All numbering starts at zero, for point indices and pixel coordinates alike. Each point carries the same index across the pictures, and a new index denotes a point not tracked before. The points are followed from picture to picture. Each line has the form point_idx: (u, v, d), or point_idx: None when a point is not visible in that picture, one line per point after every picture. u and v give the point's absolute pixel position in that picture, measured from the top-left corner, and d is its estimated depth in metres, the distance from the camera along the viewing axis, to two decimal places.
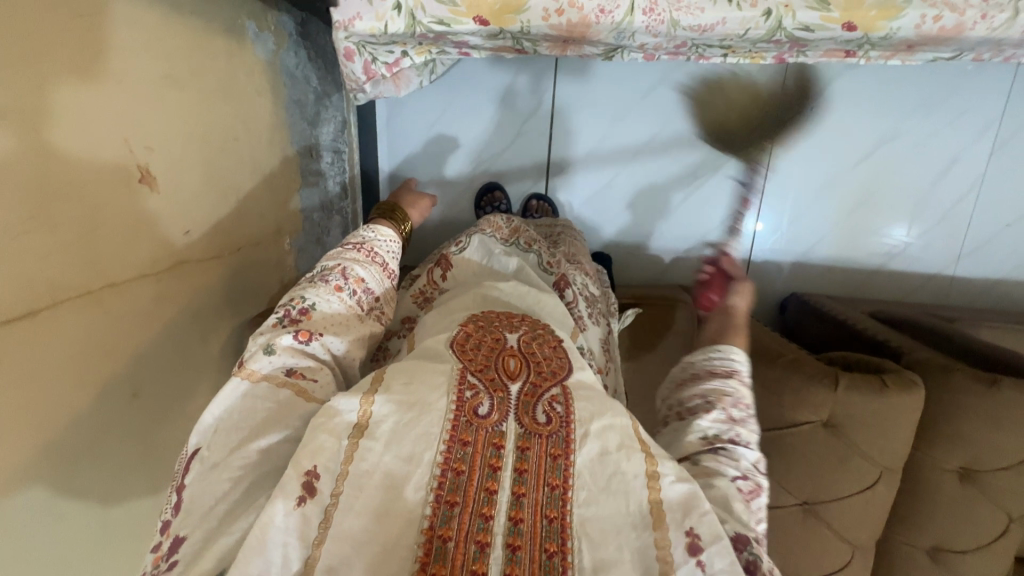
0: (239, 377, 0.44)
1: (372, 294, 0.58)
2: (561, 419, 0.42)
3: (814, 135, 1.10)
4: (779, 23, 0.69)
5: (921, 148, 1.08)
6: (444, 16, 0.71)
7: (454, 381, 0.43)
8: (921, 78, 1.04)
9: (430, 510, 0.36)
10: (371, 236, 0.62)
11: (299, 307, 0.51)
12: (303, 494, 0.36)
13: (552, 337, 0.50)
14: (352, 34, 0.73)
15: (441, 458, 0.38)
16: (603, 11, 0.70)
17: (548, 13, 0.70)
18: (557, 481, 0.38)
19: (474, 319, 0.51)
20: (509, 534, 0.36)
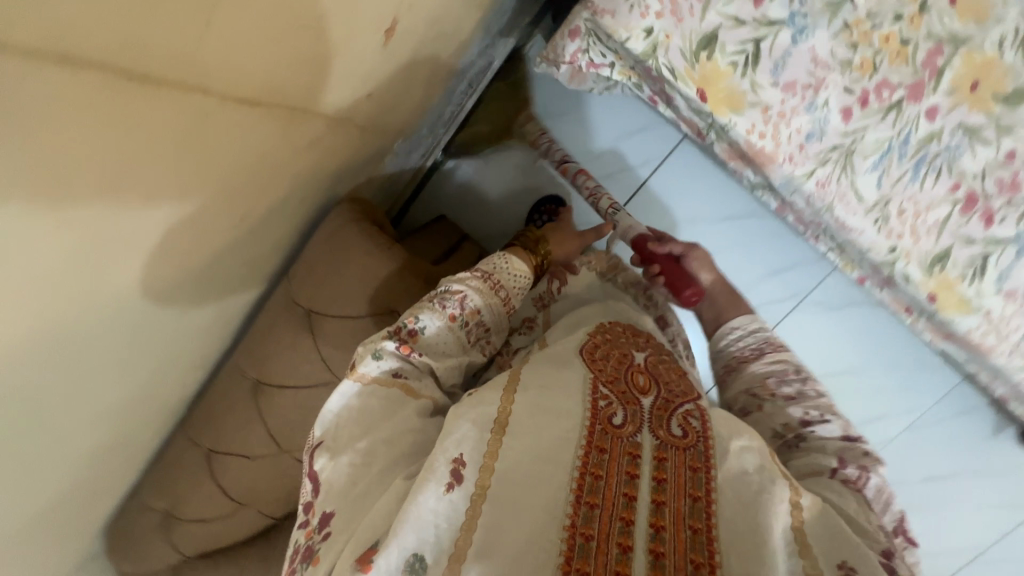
0: (350, 380, 0.66)
1: (482, 325, 0.76)
2: (696, 435, 0.66)
3: (810, 332, 1.35)
4: (893, 261, 0.82)
5: (867, 392, 1.39)
6: (678, 69, 0.73)
7: (589, 391, 0.69)
8: (896, 345, 1.33)
9: (573, 510, 0.57)
10: (501, 267, 0.79)
11: (410, 327, 0.69)
12: (450, 480, 0.58)
13: (672, 367, 0.80)
14: (594, 20, 0.74)
15: (581, 462, 0.60)
16: (789, 158, 0.77)
17: (752, 128, 0.76)
18: (700, 494, 0.60)
19: (602, 332, 0.82)
20: (651, 541, 0.56)
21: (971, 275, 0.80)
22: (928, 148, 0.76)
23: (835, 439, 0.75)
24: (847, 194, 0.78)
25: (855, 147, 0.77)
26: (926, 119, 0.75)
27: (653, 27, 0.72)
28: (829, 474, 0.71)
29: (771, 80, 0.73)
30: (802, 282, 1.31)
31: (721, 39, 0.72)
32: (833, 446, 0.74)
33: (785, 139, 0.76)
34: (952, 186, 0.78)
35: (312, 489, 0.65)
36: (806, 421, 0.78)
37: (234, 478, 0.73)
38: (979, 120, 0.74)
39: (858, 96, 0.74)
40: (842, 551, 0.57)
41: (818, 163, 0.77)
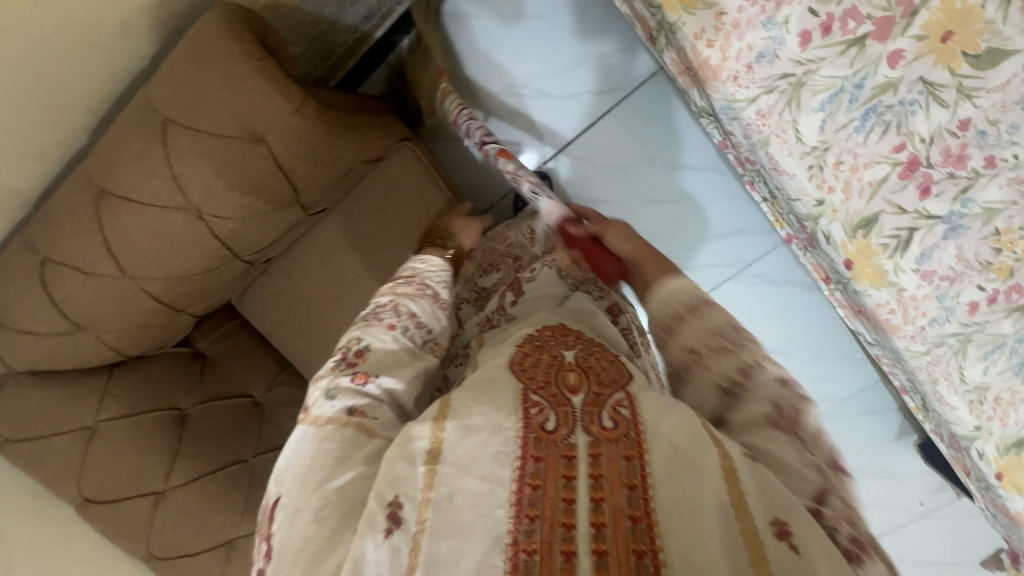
0: (304, 425, 0.53)
1: (423, 328, 0.66)
2: (628, 423, 0.49)
3: (745, 305, 1.33)
4: (819, 217, 0.77)
5: (786, 376, 1.38)
6: None
7: (518, 400, 0.50)
8: (821, 331, 1.33)
9: (512, 526, 0.43)
10: (423, 268, 0.72)
11: (355, 349, 0.59)
12: (389, 526, 0.45)
13: (604, 353, 0.57)
14: None
15: (515, 475, 0.46)
16: (735, 78, 0.70)
17: (701, 35, 0.69)
18: (637, 483, 0.45)
19: (530, 339, 0.58)
20: (593, 540, 0.42)
21: (893, 247, 0.77)
22: (882, 98, 0.71)
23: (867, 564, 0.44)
24: (787, 131, 0.72)
25: (805, 79, 0.70)
26: (887, 64, 0.69)
27: None
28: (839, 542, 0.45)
29: None
30: (746, 251, 1.28)
31: None
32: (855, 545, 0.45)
33: (733, 55, 0.69)
34: (897, 146, 0.73)
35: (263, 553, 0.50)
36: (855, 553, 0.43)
37: (66, 291, 0.76)
38: (940, 77, 0.69)
39: (822, 22, 0.68)
40: (778, 504, 0.43)
41: (762, 90, 0.71)
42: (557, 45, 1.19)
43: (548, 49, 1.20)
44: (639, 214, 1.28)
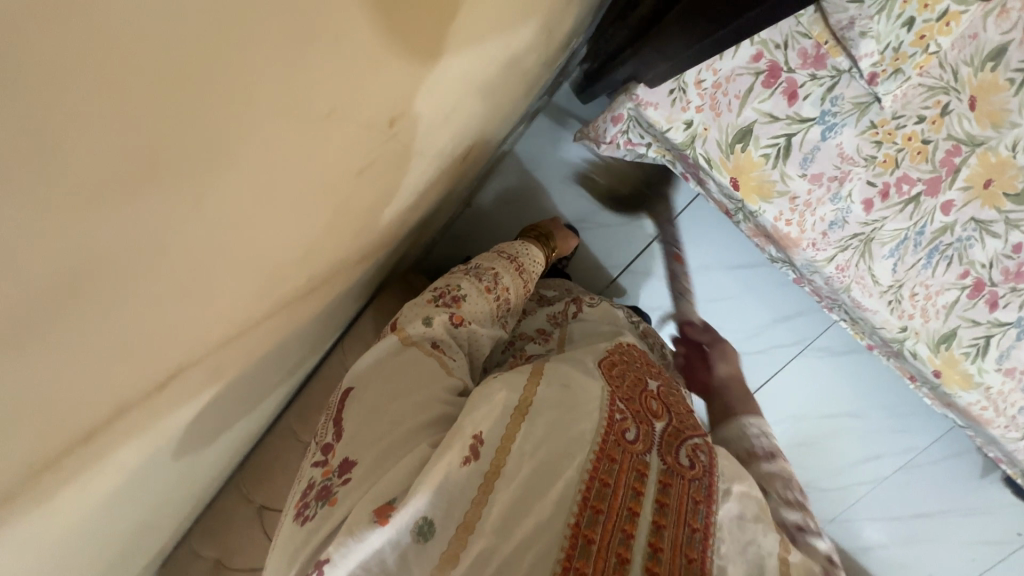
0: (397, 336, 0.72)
1: (505, 300, 0.88)
2: (702, 469, 0.65)
3: (814, 375, 1.42)
4: (904, 338, 0.87)
5: (866, 434, 1.46)
6: (714, 158, 0.78)
7: (607, 401, 0.67)
8: (896, 393, 1.40)
9: (578, 513, 0.56)
10: (524, 253, 0.98)
11: (455, 295, 0.80)
12: (469, 453, 0.55)
13: (680, 402, 0.79)
14: (636, 109, 0.78)
15: (591, 466, 0.59)
16: (813, 244, 0.82)
17: (780, 217, 0.80)
18: (699, 526, 0.58)
19: (617, 355, 0.80)
20: (648, 560, 0.55)
21: (974, 354, 0.86)
22: (942, 238, 0.82)
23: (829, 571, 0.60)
24: (864, 277, 0.83)
25: (870, 235, 0.82)
26: (940, 213, 0.80)
27: (691, 119, 0.77)
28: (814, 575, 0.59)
29: (800, 173, 0.78)
30: (808, 328, 1.37)
31: (756, 133, 0.76)
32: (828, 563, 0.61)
33: (807, 227, 0.81)
34: (961, 273, 0.83)
35: (334, 434, 0.65)
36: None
37: None
38: (987, 215, 0.80)
39: (879, 189, 0.79)
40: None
41: (838, 251, 0.82)
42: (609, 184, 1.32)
43: (603, 186, 1.32)
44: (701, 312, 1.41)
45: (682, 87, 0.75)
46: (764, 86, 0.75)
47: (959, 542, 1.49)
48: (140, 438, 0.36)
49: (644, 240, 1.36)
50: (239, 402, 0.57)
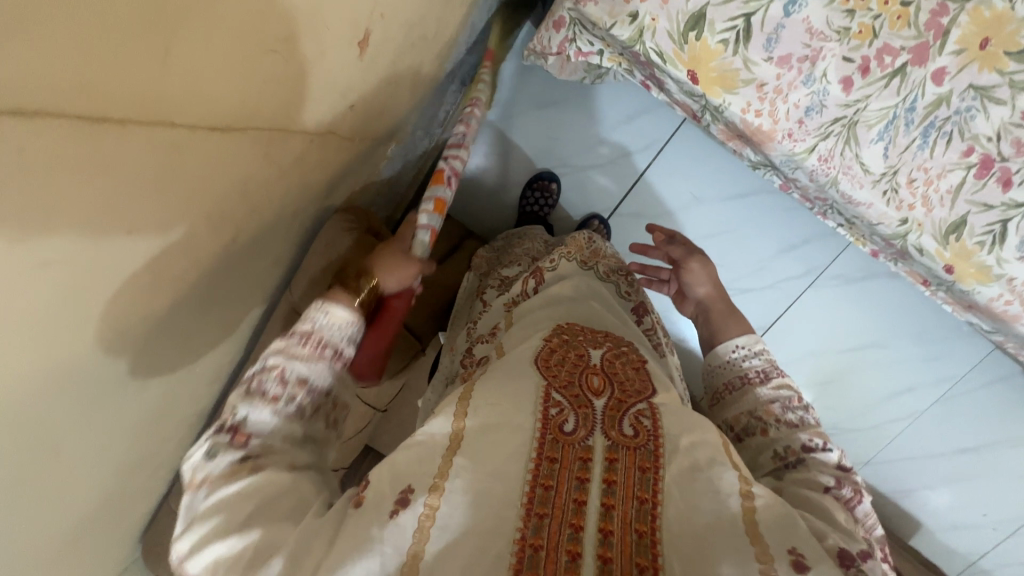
0: (188, 490, 0.48)
1: (319, 390, 0.56)
2: (647, 434, 0.54)
3: (831, 304, 1.32)
4: (906, 233, 0.79)
5: (896, 365, 1.34)
6: (666, 52, 0.72)
7: (541, 395, 0.56)
8: (928, 320, 1.28)
9: (523, 522, 0.46)
10: (321, 324, 0.57)
11: (229, 425, 0.51)
12: (396, 508, 0.46)
13: (632, 360, 0.67)
14: (576, 10, 0.73)
15: (531, 474, 0.49)
16: (789, 135, 0.76)
17: (748, 108, 0.74)
18: (648, 496, 0.49)
19: (559, 335, 0.67)
20: (599, 546, 0.45)
21: (991, 242, 0.75)
22: (937, 113, 0.72)
23: (831, 467, 0.60)
24: (852, 166, 0.76)
25: (853, 117, 0.74)
26: (932, 83, 0.71)
27: (637, 10, 0.70)
28: (825, 492, 0.56)
29: (764, 56, 0.71)
30: (818, 257, 1.28)
31: (710, 17, 0.69)
32: (834, 462, 0.60)
33: (783, 116, 0.75)
34: (965, 150, 0.73)
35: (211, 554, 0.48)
36: (836, 495, 0.56)
37: None
38: (988, 80, 0.70)
39: (859, 65, 0.71)
40: (791, 535, 0.47)
41: (818, 139, 0.75)
42: (585, 124, 1.25)
43: (577, 126, 1.26)
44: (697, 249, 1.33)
45: None
46: None
47: (1005, 482, 1.36)
48: (50, 324, 0.35)
49: (628, 180, 1.30)
50: (178, 321, 0.52)
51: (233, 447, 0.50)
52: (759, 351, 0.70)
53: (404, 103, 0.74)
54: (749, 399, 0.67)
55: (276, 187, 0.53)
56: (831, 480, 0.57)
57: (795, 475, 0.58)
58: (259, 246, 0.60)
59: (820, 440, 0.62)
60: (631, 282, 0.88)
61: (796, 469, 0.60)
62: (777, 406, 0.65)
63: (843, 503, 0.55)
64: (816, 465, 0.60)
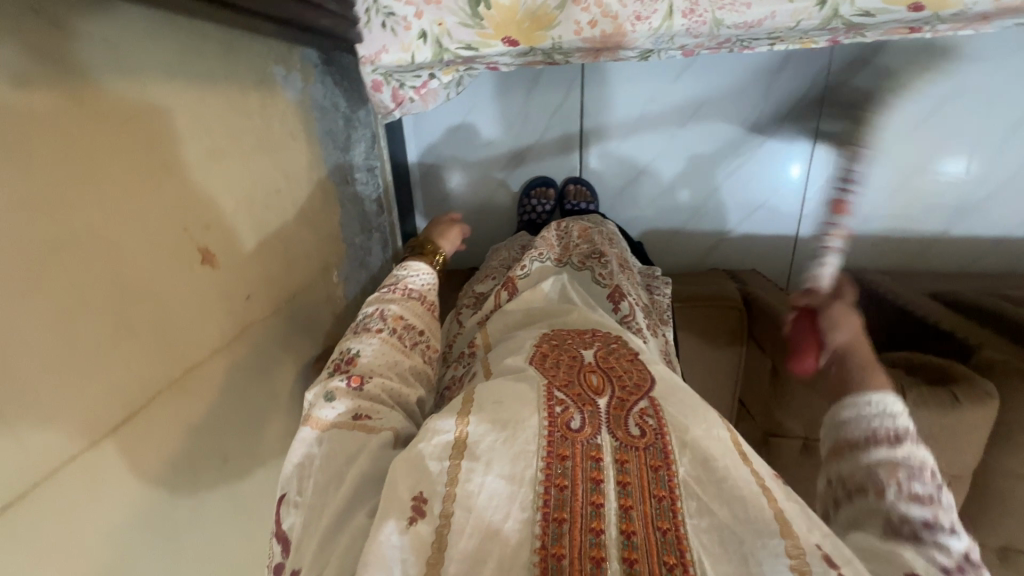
0: (306, 427, 0.52)
1: (412, 328, 0.67)
2: (653, 432, 0.50)
3: (869, 88, 1.11)
4: (835, 11, 0.64)
5: (992, 96, 1.08)
6: (472, 41, 0.69)
7: (542, 397, 0.53)
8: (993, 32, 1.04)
9: (540, 529, 0.43)
10: (405, 274, 0.73)
11: (345, 356, 0.60)
12: (413, 515, 0.43)
13: (625, 354, 0.61)
14: (380, 66, 0.73)
15: (542, 475, 0.46)
16: (639, 18, 0.67)
17: (580, 26, 0.68)
18: (665, 493, 0.46)
19: (548, 339, 0.64)
20: (622, 548, 0.42)
21: None
22: None
23: (947, 513, 0.44)
24: None
25: None
26: None
27: (422, 28, 0.68)
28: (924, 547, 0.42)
29: None
30: (813, 57, 1.10)
31: None
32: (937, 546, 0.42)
33: (618, 6, 0.66)
34: None
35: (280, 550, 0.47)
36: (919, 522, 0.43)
37: None
38: None
39: None
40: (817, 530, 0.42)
41: None
42: (507, 104, 1.20)
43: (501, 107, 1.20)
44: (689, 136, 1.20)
45: (387, 11, 0.67)
46: None
47: None
48: None
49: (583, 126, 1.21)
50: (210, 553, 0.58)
51: (346, 391, 0.55)
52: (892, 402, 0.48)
53: (311, 240, 0.80)
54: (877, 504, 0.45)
55: (224, 395, 0.60)
56: (941, 534, 0.43)
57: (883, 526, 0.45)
58: (255, 447, 0.65)
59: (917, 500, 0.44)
60: (605, 265, 0.83)
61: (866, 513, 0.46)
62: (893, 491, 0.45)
63: (955, 562, 0.41)
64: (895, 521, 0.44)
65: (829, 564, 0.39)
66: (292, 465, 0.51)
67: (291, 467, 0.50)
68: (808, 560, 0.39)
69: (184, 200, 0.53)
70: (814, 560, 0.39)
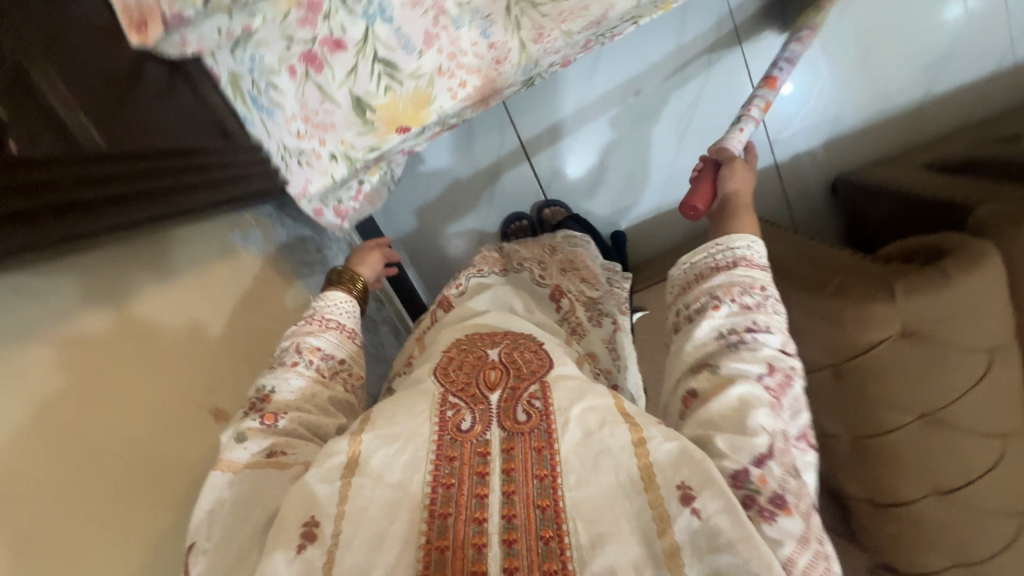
0: (218, 471, 0.57)
1: (329, 358, 0.74)
2: (539, 414, 0.55)
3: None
4: None
5: None
6: (373, 143, 0.77)
7: (436, 405, 0.57)
8: None
9: (427, 526, 0.48)
10: (323, 306, 0.79)
11: (260, 394, 0.66)
12: (303, 543, 0.47)
13: (530, 344, 0.65)
14: (313, 196, 0.82)
15: (431, 477, 0.51)
16: (499, 61, 0.72)
17: (454, 91, 0.75)
18: (546, 472, 0.50)
19: (457, 344, 0.67)
20: (503, 531, 0.47)
21: None
22: None
23: (769, 353, 0.56)
24: (563, 9, 0.70)
25: None
26: None
27: (330, 152, 0.77)
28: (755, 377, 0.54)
29: (414, 55, 0.72)
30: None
31: (362, 93, 0.74)
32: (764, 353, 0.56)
33: (477, 62, 0.73)
34: None
35: None
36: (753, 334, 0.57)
37: None
38: None
39: None
40: (690, 471, 0.47)
41: (514, 32, 0.71)
42: (458, 163, 1.24)
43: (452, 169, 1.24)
44: (654, 105, 1.20)
45: (297, 152, 0.77)
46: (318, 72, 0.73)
47: None
48: None
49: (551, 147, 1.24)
50: None
51: (261, 428, 0.62)
52: (757, 251, 0.64)
53: None
54: (716, 324, 0.58)
55: None
56: (760, 366, 0.55)
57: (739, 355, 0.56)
58: None
59: (761, 326, 0.58)
60: (543, 268, 0.93)
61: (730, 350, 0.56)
62: (733, 312, 0.58)
63: (772, 393, 0.53)
64: (750, 346, 0.56)
65: (686, 501, 0.46)
66: (203, 511, 0.55)
67: (201, 514, 0.55)
68: (675, 517, 0.46)
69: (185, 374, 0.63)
70: (670, 500, 0.46)
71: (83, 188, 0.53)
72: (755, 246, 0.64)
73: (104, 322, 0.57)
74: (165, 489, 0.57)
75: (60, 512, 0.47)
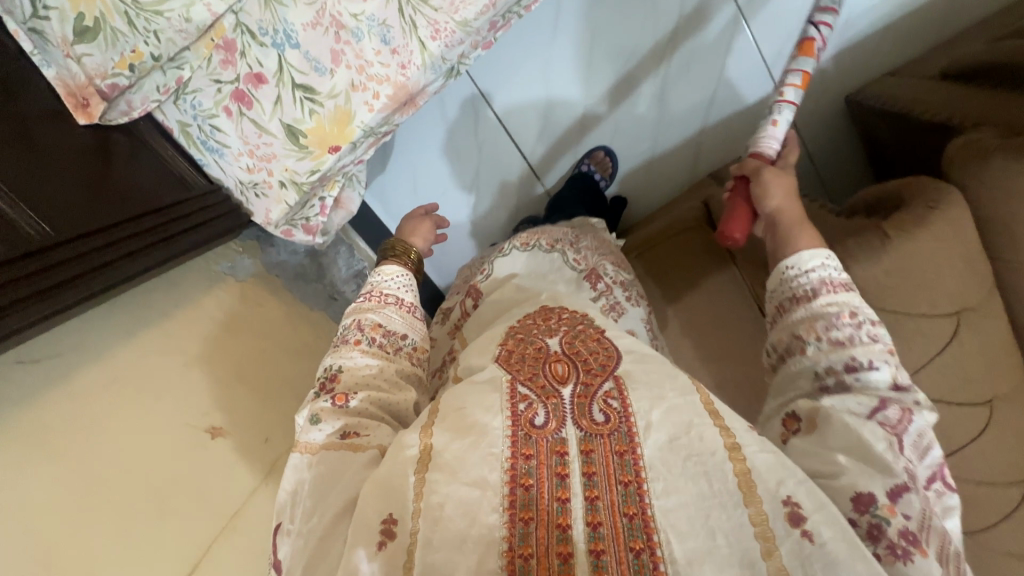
0: (296, 454, 0.53)
1: (391, 333, 0.65)
2: (618, 416, 0.51)
3: None
4: None
5: None
6: (311, 166, 0.80)
7: (507, 396, 0.52)
8: None
9: (507, 530, 0.44)
10: (379, 281, 0.70)
11: (328, 374, 0.60)
12: (382, 539, 0.44)
13: (591, 332, 0.60)
14: (278, 221, 0.88)
15: (507, 476, 0.47)
16: (404, 66, 0.74)
17: (370, 102, 0.76)
18: (631, 478, 0.47)
19: (513, 334, 0.61)
20: (589, 540, 0.43)
21: None
22: None
23: (881, 390, 0.53)
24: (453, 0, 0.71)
25: None
26: None
27: (279, 179, 0.82)
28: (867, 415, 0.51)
29: (326, 75, 0.74)
30: None
31: (290, 121, 0.77)
32: (883, 385, 0.54)
33: (385, 70, 0.74)
34: None
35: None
36: (852, 366, 0.55)
37: None
38: None
39: None
40: (782, 482, 0.45)
41: (412, 33, 0.72)
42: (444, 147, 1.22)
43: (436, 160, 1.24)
44: (621, 59, 1.14)
45: (252, 184, 0.84)
46: (249, 109, 0.77)
47: None
48: None
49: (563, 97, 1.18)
50: None
51: (331, 413, 0.56)
52: (827, 258, 0.61)
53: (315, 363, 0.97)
54: (809, 365, 0.57)
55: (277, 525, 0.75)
56: (872, 404, 0.52)
57: (846, 388, 0.54)
58: None
59: (863, 357, 0.55)
60: (578, 251, 0.88)
61: (834, 392, 0.55)
62: (817, 344, 0.57)
63: (888, 429, 0.49)
64: (858, 388, 0.54)
65: (794, 519, 0.43)
66: (286, 492, 0.51)
67: (285, 494, 0.51)
68: (770, 526, 0.43)
69: (182, 399, 0.72)
70: (776, 518, 0.44)
71: (78, 260, 0.66)
72: (822, 253, 0.62)
73: (95, 369, 0.66)
74: (168, 507, 0.64)
75: (68, 532, 0.56)
